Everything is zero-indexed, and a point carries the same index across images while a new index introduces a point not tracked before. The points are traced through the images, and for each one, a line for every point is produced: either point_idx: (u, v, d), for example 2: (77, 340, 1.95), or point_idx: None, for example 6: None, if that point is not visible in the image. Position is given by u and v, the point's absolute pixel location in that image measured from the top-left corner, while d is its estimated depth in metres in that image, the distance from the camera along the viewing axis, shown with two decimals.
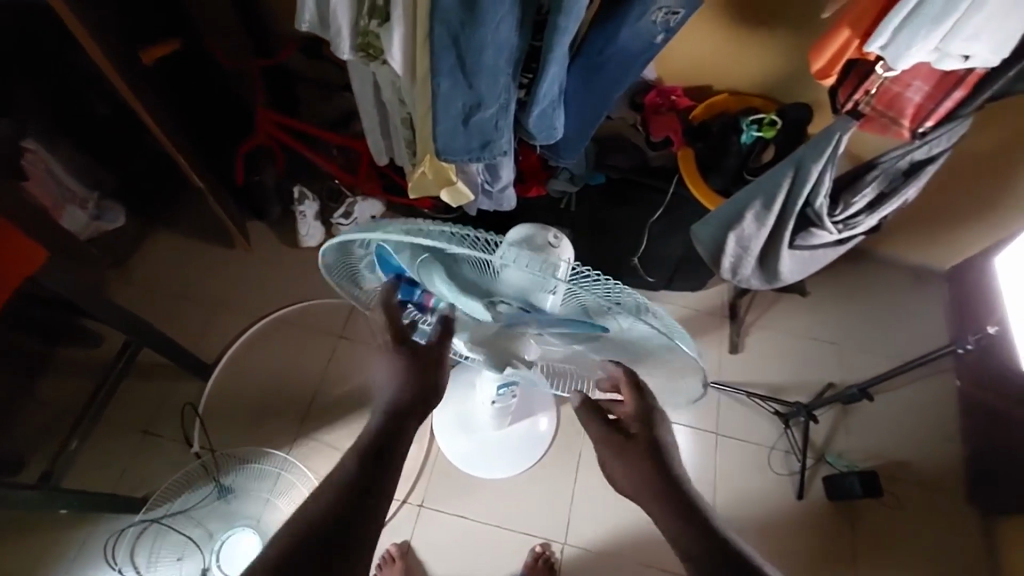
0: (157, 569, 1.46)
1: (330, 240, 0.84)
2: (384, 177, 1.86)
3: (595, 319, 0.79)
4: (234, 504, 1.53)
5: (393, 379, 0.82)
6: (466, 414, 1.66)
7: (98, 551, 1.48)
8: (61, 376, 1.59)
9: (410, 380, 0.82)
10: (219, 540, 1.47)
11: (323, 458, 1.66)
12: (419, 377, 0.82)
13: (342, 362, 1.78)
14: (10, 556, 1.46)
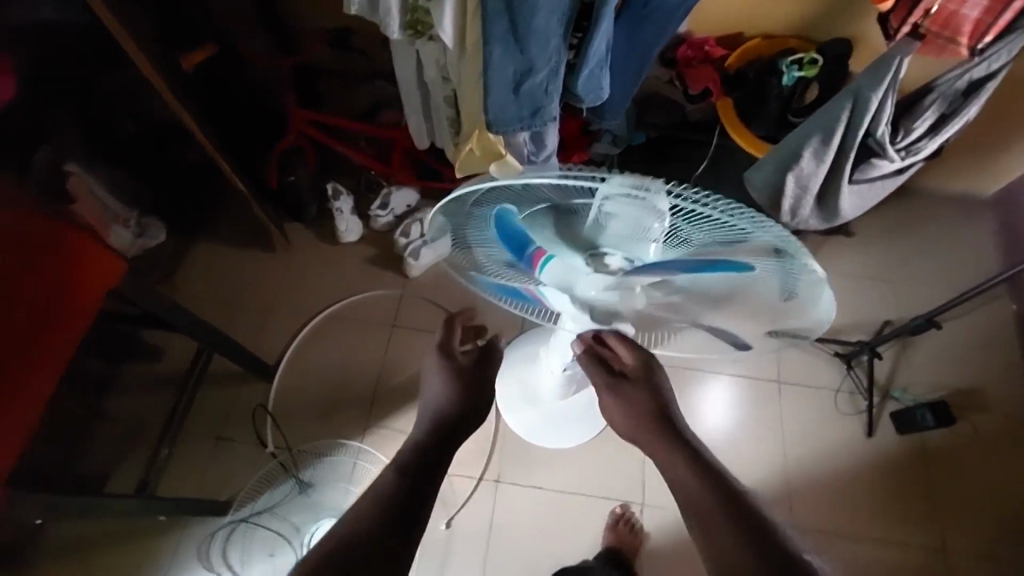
0: (254, 566, 1.50)
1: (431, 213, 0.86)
2: (419, 164, 1.88)
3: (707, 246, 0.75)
4: (316, 496, 1.53)
5: (441, 389, 0.96)
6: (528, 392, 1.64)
7: (194, 555, 1.52)
8: (130, 392, 1.62)
9: (459, 388, 0.96)
10: (308, 532, 1.49)
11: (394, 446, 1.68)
12: (464, 384, 0.96)
13: (399, 352, 1.80)
14: (105, 569, 1.49)
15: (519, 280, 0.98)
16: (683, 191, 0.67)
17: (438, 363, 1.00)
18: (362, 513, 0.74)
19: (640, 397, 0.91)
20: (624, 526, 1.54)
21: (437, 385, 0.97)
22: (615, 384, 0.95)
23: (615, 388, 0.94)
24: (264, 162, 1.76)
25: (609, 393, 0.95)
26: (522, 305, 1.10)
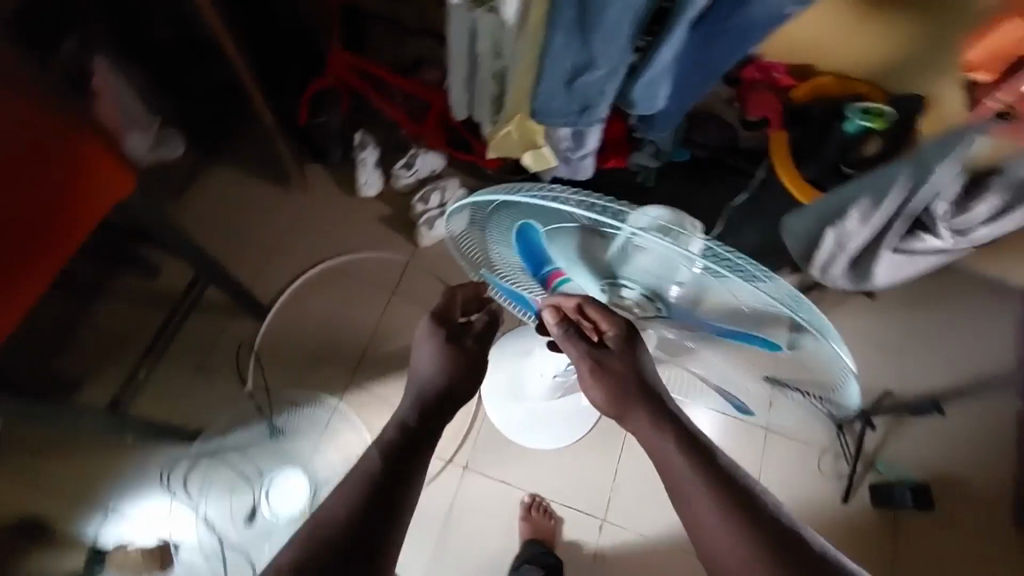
0: (209, 501, 1.49)
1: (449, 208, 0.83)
2: (451, 132, 1.81)
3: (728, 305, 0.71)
4: (285, 444, 1.55)
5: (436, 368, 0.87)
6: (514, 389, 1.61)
7: (154, 476, 1.51)
8: (120, 303, 1.60)
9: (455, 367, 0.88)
10: (269, 478, 1.50)
11: (371, 412, 1.66)
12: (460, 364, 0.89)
13: (393, 318, 1.77)
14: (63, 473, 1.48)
15: (529, 290, 0.93)
16: (717, 251, 0.64)
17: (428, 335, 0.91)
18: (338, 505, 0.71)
19: (625, 380, 0.77)
20: (540, 515, 1.54)
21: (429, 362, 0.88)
22: (595, 355, 0.78)
23: (595, 362, 0.77)
24: (296, 97, 1.72)
25: (588, 366, 0.78)
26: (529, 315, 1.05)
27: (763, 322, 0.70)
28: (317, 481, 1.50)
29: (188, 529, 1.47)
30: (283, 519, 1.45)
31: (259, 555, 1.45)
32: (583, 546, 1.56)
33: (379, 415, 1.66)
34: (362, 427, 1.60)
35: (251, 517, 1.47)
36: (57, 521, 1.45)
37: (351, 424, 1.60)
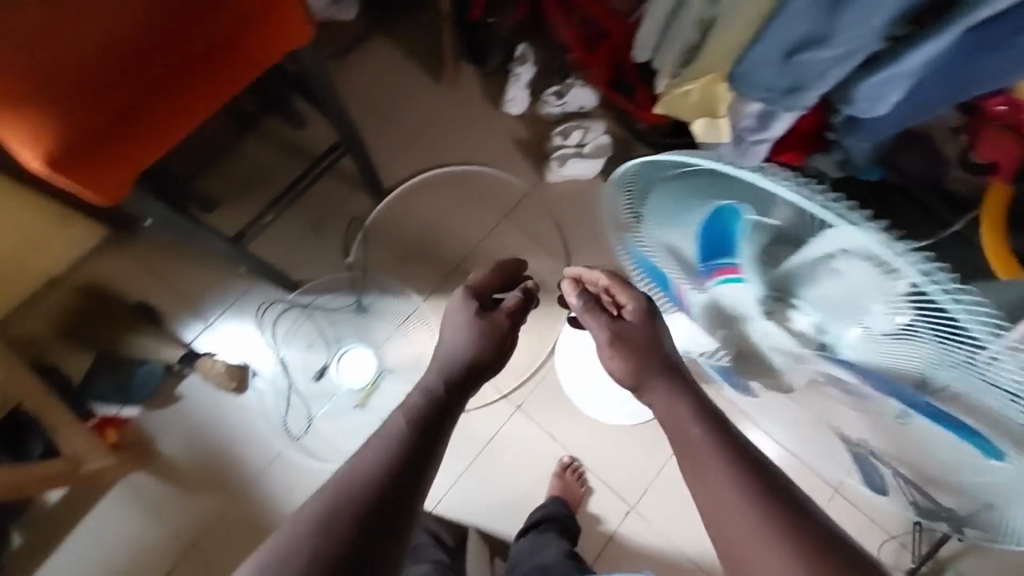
0: (289, 347, 1.60)
1: (622, 166, 0.78)
2: (618, 72, 1.67)
3: (926, 365, 0.59)
4: (365, 322, 1.60)
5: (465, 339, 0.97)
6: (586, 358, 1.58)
7: (251, 308, 1.64)
8: (264, 144, 1.69)
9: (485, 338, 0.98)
10: (343, 346, 1.57)
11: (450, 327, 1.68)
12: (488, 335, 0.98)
13: (498, 243, 1.75)
14: (179, 277, 1.64)
15: (673, 272, 0.90)
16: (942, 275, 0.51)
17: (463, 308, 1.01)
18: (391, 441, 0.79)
19: (644, 350, 0.92)
20: (573, 478, 1.54)
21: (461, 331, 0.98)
22: (620, 333, 0.94)
23: (616, 330, 0.94)
24: None
25: (608, 337, 0.95)
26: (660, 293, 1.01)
27: (960, 394, 0.59)
28: (382, 367, 1.54)
29: (266, 364, 1.60)
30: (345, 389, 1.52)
31: (316, 412, 1.53)
32: (604, 526, 1.55)
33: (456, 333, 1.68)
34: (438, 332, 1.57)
35: (319, 375, 1.56)
36: (168, 315, 1.62)
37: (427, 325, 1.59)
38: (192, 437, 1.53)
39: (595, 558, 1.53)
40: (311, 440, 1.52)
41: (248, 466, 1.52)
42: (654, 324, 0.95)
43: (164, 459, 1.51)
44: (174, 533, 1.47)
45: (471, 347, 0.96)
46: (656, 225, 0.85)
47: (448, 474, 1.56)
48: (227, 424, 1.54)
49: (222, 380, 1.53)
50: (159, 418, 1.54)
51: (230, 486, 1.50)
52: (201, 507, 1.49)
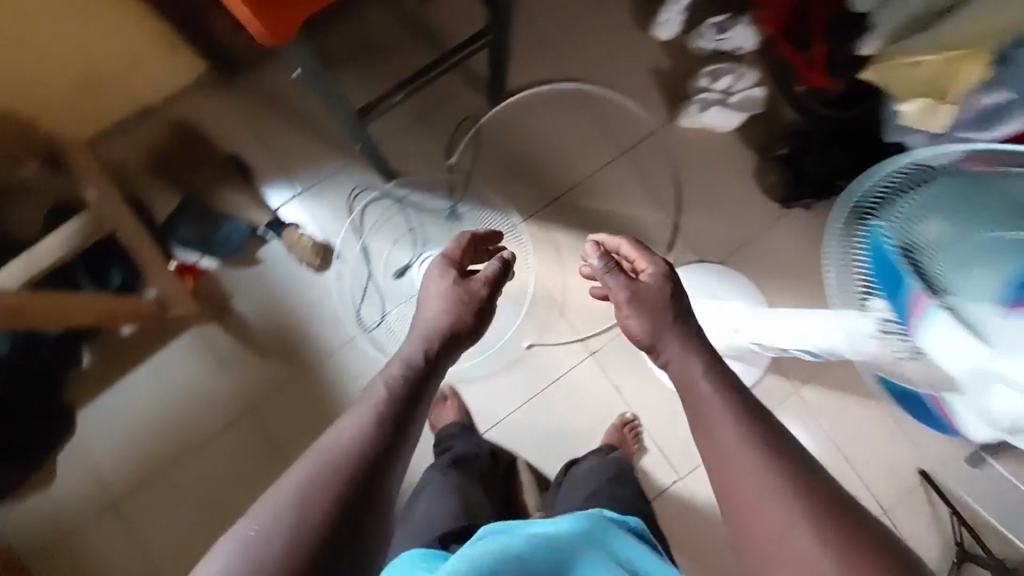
0: (373, 238, 1.53)
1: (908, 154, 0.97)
2: (797, 16, 1.46)
3: None
4: (456, 230, 1.52)
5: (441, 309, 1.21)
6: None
7: (342, 189, 1.56)
8: (387, 13, 1.53)
9: (460, 310, 1.22)
10: (429, 249, 1.50)
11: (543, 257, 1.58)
12: (463, 306, 1.23)
13: (609, 178, 1.61)
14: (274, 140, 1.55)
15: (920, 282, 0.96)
16: None
17: (443, 278, 1.25)
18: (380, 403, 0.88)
19: (655, 307, 1.05)
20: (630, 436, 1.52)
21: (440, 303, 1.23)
22: (636, 291, 1.06)
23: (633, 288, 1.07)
24: None
25: (629, 294, 1.07)
26: (871, 288, 1.04)
27: None
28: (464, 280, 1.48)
29: (347, 248, 1.52)
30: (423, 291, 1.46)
31: (390, 307, 1.47)
32: (654, 482, 1.54)
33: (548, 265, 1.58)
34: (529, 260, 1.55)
35: (399, 274, 1.50)
36: (257, 173, 1.54)
37: (522, 249, 1.56)
38: (266, 303, 1.51)
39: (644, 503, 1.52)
40: (380, 334, 1.47)
41: (318, 342, 1.50)
42: (672, 290, 1.07)
43: (237, 318, 1.50)
44: (238, 389, 1.49)
45: (445, 318, 1.20)
46: (915, 228, 1.02)
47: (510, 399, 1.54)
48: (303, 298, 1.51)
49: (307, 250, 1.48)
50: (238, 276, 1.51)
51: (298, 358, 1.50)
52: (267, 371, 1.49)
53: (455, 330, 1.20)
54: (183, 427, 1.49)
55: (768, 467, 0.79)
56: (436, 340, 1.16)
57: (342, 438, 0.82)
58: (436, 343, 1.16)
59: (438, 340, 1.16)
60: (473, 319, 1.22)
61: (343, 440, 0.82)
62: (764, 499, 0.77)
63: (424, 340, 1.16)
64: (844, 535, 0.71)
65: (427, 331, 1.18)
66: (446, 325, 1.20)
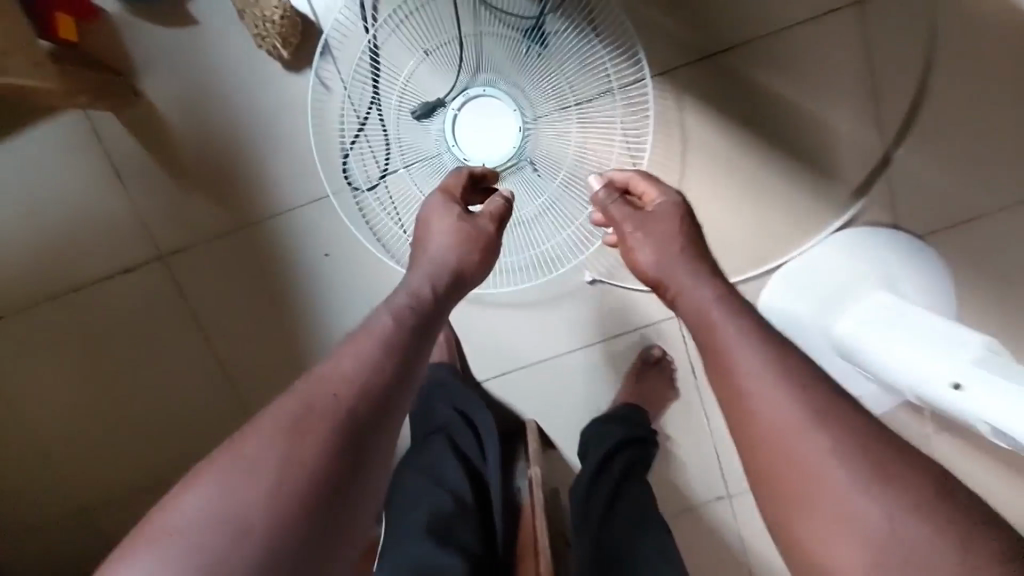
0: (387, 39, 0.89)
1: None
2: None
3: None
4: (535, 62, 0.87)
5: (451, 236, 0.78)
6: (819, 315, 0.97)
7: None
8: None
9: (473, 247, 0.78)
10: (479, 84, 0.87)
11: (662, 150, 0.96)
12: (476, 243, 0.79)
13: (810, 45, 0.93)
14: None
15: None
16: None
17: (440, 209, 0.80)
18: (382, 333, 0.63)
19: (665, 241, 0.69)
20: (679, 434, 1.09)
21: (444, 230, 0.78)
22: (637, 217, 0.72)
23: (637, 229, 0.72)
24: None
25: (639, 235, 0.71)
26: None
27: None
28: (528, 152, 0.89)
29: (346, 52, 0.91)
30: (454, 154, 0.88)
31: (398, 164, 0.90)
32: (688, 496, 1.10)
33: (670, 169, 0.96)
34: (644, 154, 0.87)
35: (423, 114, 0.88)
36: None
37: (638, 130, 0.91)
38: (200, 101, 0.91)
39: (668, 514, 1.11)
40: (371, 202, 0.91)
41: (278, 188, 0.93)
42: (684, 216, 0.71)
43: (149, 114, 0.91)
44: (140, 223, 0.94)
45: (454, 253, 0.77)
46: None
47: (530, 345, 1.04)
48: (261, 108, 0.92)
49: (269, 32, 0.84)
50: (156, 40, 0.89)
51: (239, 202, 0.94)
52: (189, 211, 0.94)
53: (460, 271, 0.77)
54: (52, 259, 0.97)
55: (795, 396, 0.49)
56: (443, 278, 0.75)
57: (344, 369, 0.59)
58: (444, 279, 0.75)
59: (445, 282, 0.75)
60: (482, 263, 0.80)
61: (343, 369, 0.58)
62: (797, 433, 0.48)
63: (427, 274, 0.75)
64: (942, 519, 0.42)
65: (431, 265, 0.76)
66: (458, 264, 0.77)
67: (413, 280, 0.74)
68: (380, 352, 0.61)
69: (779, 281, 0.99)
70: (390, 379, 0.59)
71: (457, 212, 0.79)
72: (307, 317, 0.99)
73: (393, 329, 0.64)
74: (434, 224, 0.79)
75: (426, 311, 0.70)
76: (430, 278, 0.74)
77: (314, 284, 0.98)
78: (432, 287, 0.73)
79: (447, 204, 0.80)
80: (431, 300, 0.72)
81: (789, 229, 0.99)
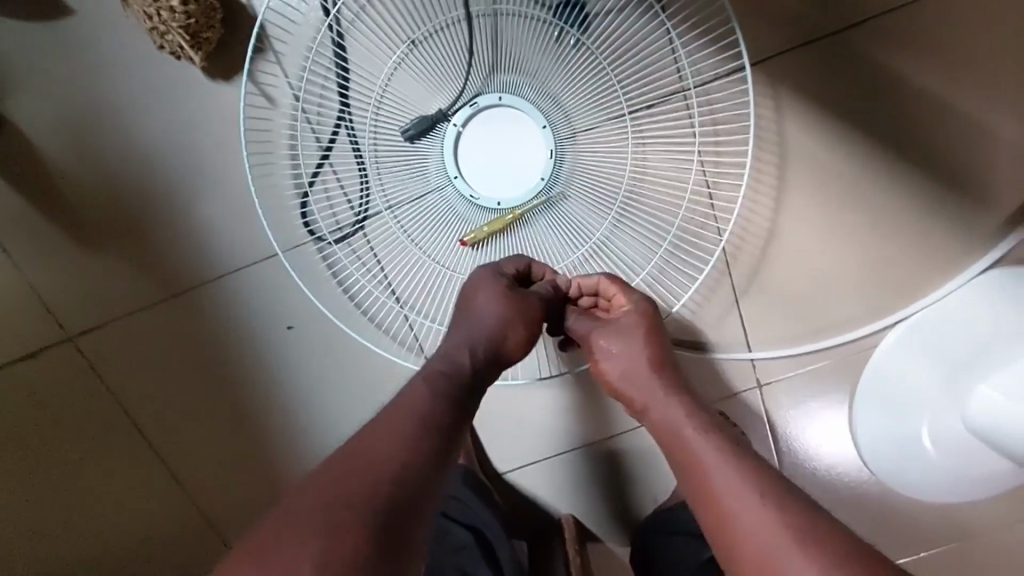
0: (354, 28, 0.63)
1: None
2: None
3: None
4: (574, 55, 0.59)
5: (500, 304, 0.54)
6: (947, 377, 0.72)
7: None
8: None
9: (522, 321, 0.55)
10: (492, 89, 0.61)
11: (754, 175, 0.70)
12: (528, 312, 0.55)
13: (950, 21, 0.67)
14: None
15: None
16: None
17: (491, 275, 0.56)
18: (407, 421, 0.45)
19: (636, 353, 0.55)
20: None
21: (496, 296, 0.55)
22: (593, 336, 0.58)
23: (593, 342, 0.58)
24: None
25: (601, 347, 0.57)
26: None
27: None
28: (568, 183, 0.61)
29: (296, 47, 0.64)
30: (460, 189, 0.62)
31: (379, 204, 0.63)
32: None
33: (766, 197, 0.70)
34: (749, 172, 0.60)
35: (418, 133, 0.61)
36: None
37: (722, 144, 0.65)
38: (91, 123, 0.65)
39: None
40: (345, 255, 0.66)
41: (215, 242, 0.67)
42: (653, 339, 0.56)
43: (24, 146, 0.65)
44: (27, 295, 0.68)
45: (501, 323, 0.54)
46: None
47: (563, 433, 0.79)
48: (181, 132, 0.65)
49: (171, 28, 0.56)
50: (29, 41, 0.63)
51: (161, 261, 0.68)
52: (93, 276, 0.68)
53: (501, 348, 0.54)
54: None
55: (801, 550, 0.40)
56: (486, 359, 0.53)
57: (381, 451, 0.43)
58: (483, 355, 0.53)
59: (485, 357, 0.53)
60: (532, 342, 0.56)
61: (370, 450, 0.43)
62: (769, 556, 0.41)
63: (464, 343, 0.53)
64: None
65: (472, 330, 0.53)
66: (503, 338, 0.54)
67: (444, 349, 0.53)
68: (409, 432, 0.44)
69: (903, 334, 0.73)
70: (427, 467, 0.43)
71: (508, 283, 0.55)
72: (268, 416, 0.71)
73: (429, 407, 0.47)
74: (480, 292, 0.55)
75: (464, 392, 0.50)
76: (468, 348, 0.53)
77: (276, 371, 0.71)
78: (471, 363, 0.52)
79: (496, 276, 0.56)
80: (468, 385, 0.51)
81: (916, 267, 0.72)
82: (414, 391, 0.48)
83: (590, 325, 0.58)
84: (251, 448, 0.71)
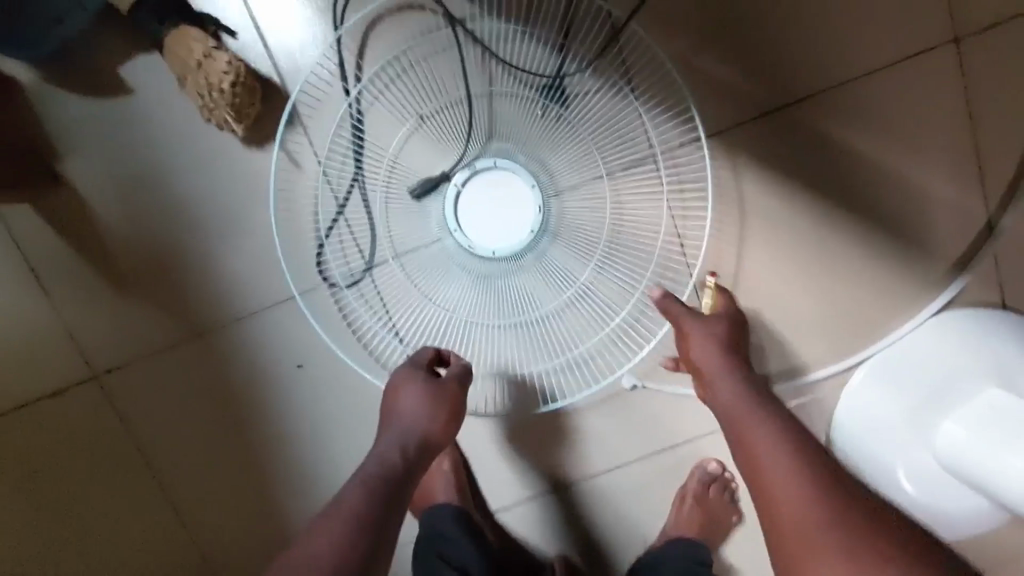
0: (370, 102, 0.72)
1: None
2: None
3: None
4: (557, 124, 0.69)
5: (420, 398, 0.63)
6: (916, 417, 0.77)
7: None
8: None
9: (442, 409, 0.63)
10: (488, 154, 0.70)
11: (722, 228, 0.78)
12: (443, 400, 0.63)
13: (891, 92, 0.75)
14: None
15: None
16: None
17: (408, 373, 0.64)
18: (343, 517, 0.51)
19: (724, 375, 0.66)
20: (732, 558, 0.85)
21: (417, 392, 0.63)
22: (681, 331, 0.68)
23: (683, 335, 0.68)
24: None
25: (694, 332, 0.68)
26: None
27: None
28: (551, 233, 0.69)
29: (320, 116, 0.74)
30: (457, 238, 0.69)
31: (387, 254, 0.71)
32: None
33: (732, 246, 0.78)
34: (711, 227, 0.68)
35: (424, 192, 0.70)
36: None
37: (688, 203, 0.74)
38: (138, 185, 0.73)
39: None
40: (352, 299, 0.73)
41: (237, 288, 0.75)
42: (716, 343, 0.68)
43: (76, 204, 0.73)
44: (65, 339, 0.75)
45: (422, 415, 0.63)
46: None
47: (552, 467, 0.84)
48: (219, 193, 0.74)
49: (219, 104, 0.66)
50: (83, 113, 0.72)
51: (189, 307, 0.75)
52: (130, 322, 0.75)
53: (430, 435, 0.63)
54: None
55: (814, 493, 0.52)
56: (416, 451, 0.62)
57: (313, 550, 0.48)
58: (415, 446, 0.62)
59: (417, 446, 0.62)
60: (453, 423, 0.65)
61: (305, 550, 0.49)
62: (796, 500, 0.53)
63: (396, 439, 0.62)
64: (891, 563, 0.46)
65: (401, 430, 0.62)
66: (426, 429, 0.63)
67: (380, 449, 0.61)
68: (341, 527, 0.50)
69: (874, 373, 0.79)
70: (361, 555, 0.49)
71: (425, 374, 0.64)
72: (279, 446, 0.78)
73: (360, 500, 0.54)
74: (404, 394, 0.63)
75: (397, 478, 0.58)
76: (400, 444, 0.61)
77: (290, 408, 0.77)
78: (405, 460, 0.60)
79: (414, 371, 0.64)
80: (402, 472, 0.59)
81: (872, 311, 0.80)
82: (351, 485, 0.56)
83: (678, 315, 0.68)
84: (262, 474, 0.78)
